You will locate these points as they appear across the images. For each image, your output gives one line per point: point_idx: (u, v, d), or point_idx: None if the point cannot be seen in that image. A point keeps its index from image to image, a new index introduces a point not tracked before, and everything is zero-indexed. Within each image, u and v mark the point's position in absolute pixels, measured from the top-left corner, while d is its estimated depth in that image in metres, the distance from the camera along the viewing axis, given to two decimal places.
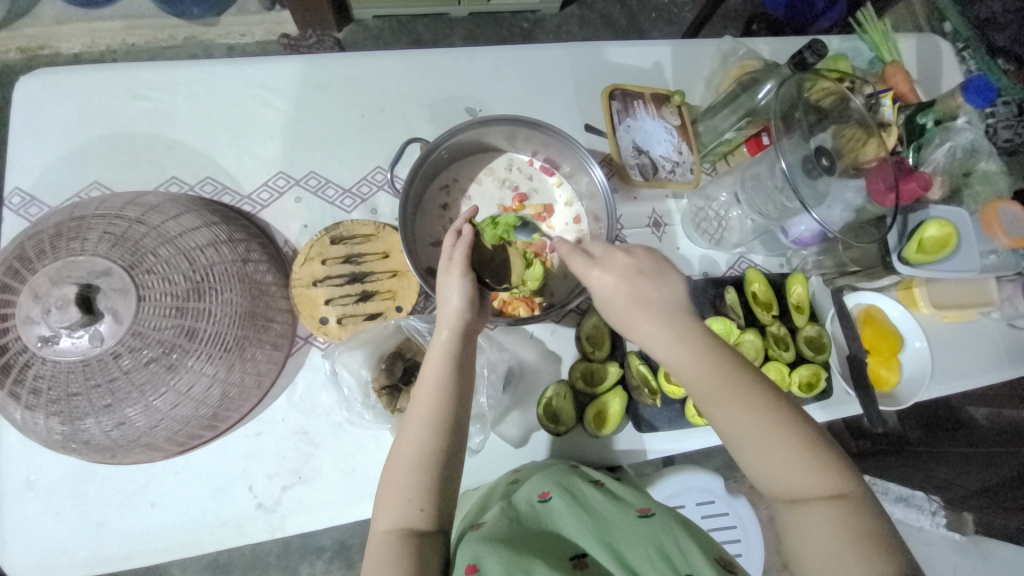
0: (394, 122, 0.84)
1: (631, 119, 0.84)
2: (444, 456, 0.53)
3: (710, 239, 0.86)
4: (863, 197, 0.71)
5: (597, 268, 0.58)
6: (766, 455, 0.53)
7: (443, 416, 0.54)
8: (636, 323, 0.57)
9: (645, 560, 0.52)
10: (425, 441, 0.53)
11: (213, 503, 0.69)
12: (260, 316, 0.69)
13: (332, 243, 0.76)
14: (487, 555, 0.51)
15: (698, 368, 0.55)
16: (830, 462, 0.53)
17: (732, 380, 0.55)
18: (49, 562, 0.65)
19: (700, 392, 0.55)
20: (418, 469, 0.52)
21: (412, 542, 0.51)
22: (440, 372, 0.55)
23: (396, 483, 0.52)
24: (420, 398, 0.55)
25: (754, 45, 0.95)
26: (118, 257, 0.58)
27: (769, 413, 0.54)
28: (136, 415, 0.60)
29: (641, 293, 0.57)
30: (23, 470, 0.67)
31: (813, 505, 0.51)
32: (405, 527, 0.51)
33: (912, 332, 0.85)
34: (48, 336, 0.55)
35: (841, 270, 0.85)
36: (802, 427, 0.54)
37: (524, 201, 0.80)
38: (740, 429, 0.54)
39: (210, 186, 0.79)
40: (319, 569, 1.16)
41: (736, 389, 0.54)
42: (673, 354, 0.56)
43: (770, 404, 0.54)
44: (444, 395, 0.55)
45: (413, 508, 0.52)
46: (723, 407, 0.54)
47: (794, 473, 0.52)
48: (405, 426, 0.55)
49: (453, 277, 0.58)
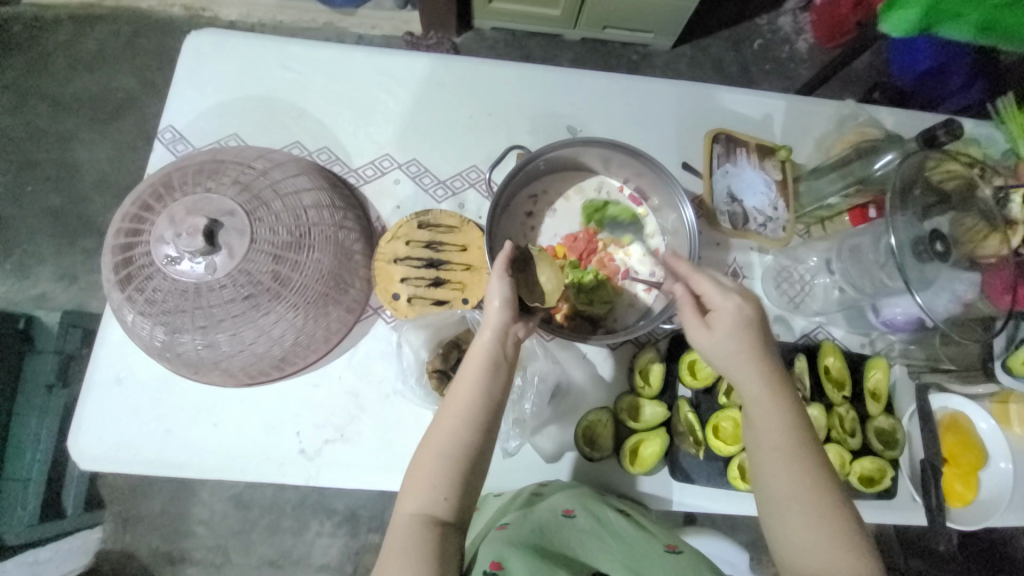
0: (498, 127, 0.89)
1: (730, 165, 0.84)
2: (474, 451, 0.56)
3: (789, 301, 0.82)
4: (975, 292, 0.66)
5: (737, 302, 0.59)
6: (803, 526, 0.53)
7: (479, 413, 0.56)
8: (737, 364, 0.57)
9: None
10: (457, 433, 0.56)
11: (262, 438, 0.74)
12: (342, 279, 0.74)
13: (419, 227, 0.81)
14: (511, 555, 0.52)
15: (774, 427, 0.55)
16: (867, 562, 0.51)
17: (796, 450, 0.55)
18: (121, 452, 0.73)
19: (767, 449, 0.55)
20: (447, 459, 0.55)
21: (434, 529, 0.52)
22: (481, 373, 0.57)
23: (425, 470, 0.55)
24: (458, 393, 0.57)
25: (876, 114, 0.91)
26: (242, 201, 0.66)
27: (820, 492, 0.54)
28: (224, 341, 0.66)
29: (754, 341, 0.58)
30: (118, 367, 0.76)
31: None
32: (428, 513, 0.53)
33: (999, 451, 0.77)
34: (173, 256, 0.63)
35: (932, 365, 0.79)
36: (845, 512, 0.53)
37: (607, 224, 0.81)
38: (790, 497, 0.53)
39: (325, 155, 0.87)
40: (326, 529, 1.21)
41: (798, 458, 0.54)
42: (753, 404, 0.57)
43: (823, 486, 0.54)
44: (479, 395, 0.57)
45: (437, 495, 0.54)
46: (780, 468, 0.54)
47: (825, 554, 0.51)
48: (439, 418, 0.57)
49: (495, 278, 0.61)
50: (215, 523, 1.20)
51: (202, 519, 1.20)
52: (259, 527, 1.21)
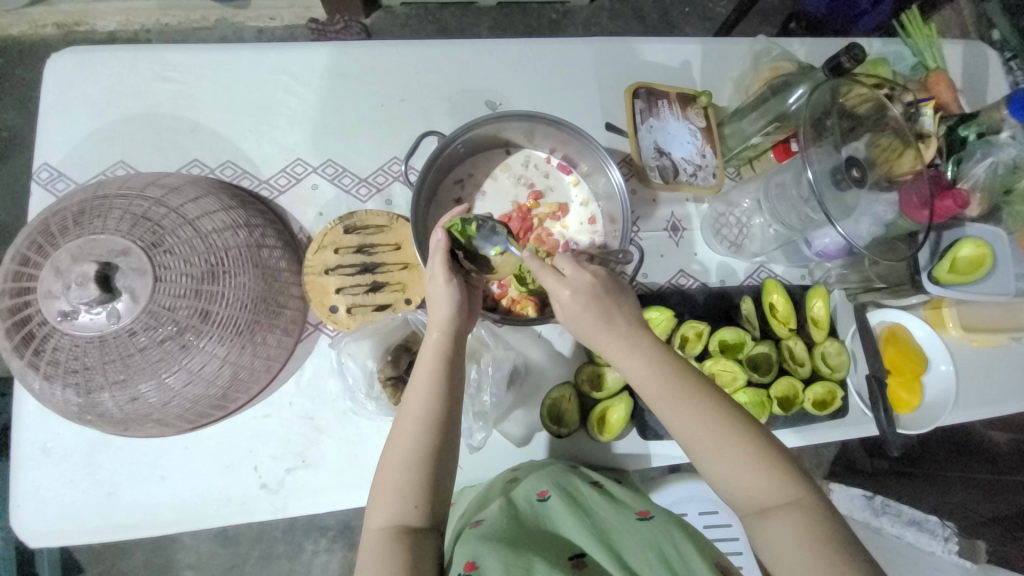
0: (413, 113, 0.84)
1: (654, 119, 0.82)
2: (438, 451, 0.54)
3: (729, 246, 0.84)
4: (895, 211, 0.68)
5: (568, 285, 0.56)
6: (726, 465, 0.53)
7: (435, 413, 0.55)
8: (596, 336, 0.57)
9: (644, 560, 0.52)
10: (415, 438, 0.54)
11: (219, 481, 0.70)
12: (272, 302, 0.70)
13: (345, 232, 0.76)
14: (487, 553, 0.50)
15: (654, 375, 0.55)
16: (787, 470, 0.52)
17: (691, 391, 0.55)
18: (63, 527, 0.68)
19: (654, 400, 0.55)
20: (410, 466, 0.53)
21: (407, 538, 0.50)
22: (431, 372, 0.56)
23: (391, 480, 0.52)
24: (411, 400, 0.55)
25: (789, 46, 0.92)
26: (138, 237, 0.60)
27: (723, 426, 0.53)
28: (149, 391, 0.61)
29: (605, 307, 0.57)
30: (41, 437, 0.70)
31: (778, 514, 0.51)
32: (400, 524, 0.51)
33: (938, 354, 0.82)
34: (68, 310, 0.57)
35: (865, 286, 0.83)
36: (761, 439, 0.53)
37: (539, 199, 0.78)
38: (701, 441, 0.53)
39: (230, 170, 0.80)
40: (322, 547, 1.18)
41: (691, 396, 0.55)
42: (632, 364, 0.56)
43: (729, 418, 0.54)
44: (433, 394, 0.55)
45: (402, 503, 0.52)
46: (678, 415, 0.54)
47: (751, 482, 0.52)
48: (398, 425, 0.55)
49: (438, 283, 0.58)
50: (203, 565, 1.15)
51: (189, 563, 1.15)
52: (252, 560, 1.17)
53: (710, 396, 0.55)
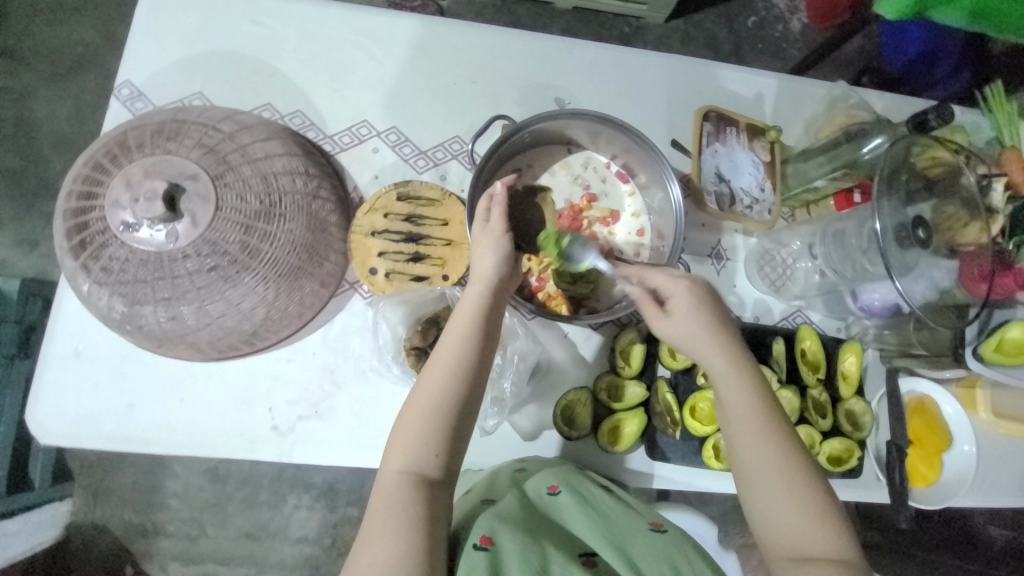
0: (483, 96, 0.85)
1: (720, 144, 0.82)
2: (463, 403, 0.55)
3: (770, 284, 0.83)
4: (951, 279, 0.67)
5: (684, 286, 0.59)
6: (784, 500, 0.53)
7: (467, 365, 0.55)
8: (701, 341, 0.58)
9: (657, 572, 0.52)
10: (448, 386, 0.54)
11: (233, 415, 0.72)
12: (316, 252, 0.71)
13: (398, 199, 0.77)
14: (502, 530, 0.52)
15: (745, 394, 0.56)
16: (837, 528, 0.52)
17: (774, 426, 0.55)
18: (82, 428, 0.70)
19: (735, 415, 0.56)
20: (436, 412, 0.53)
21: (424, 488, 0.51)
22: (467, 323, 0.57)
23: (414, 423, 0.53)
24: (444, 348, 0.56)
25: (866, 97, 0.91)
26: (206, 165, 0.62)
27: (793, 462, 0.54)
28: (188, 314, 0.63)
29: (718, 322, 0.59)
30: (75, 339, 0.72)
31: (817, 566, 0.50)
32: (417, 472, 0.51)
33: (964, 433, 0.79)
34: (130, 222, 0.59)
35: (902, 351, 0.80)
36: (823, 490, 0.54)
37: (593, 202, 0.78)
38: (767, 472, 0.54)
39: (298, 119, 0.82)
40: (304, 502, 1.20)
41: (774, 427, 0.55)
42: (720, 380, 0.57)
43: (800, 460, 0.55)
44: (467, 344, 0.56)
45: (423, 450, 0.52)
46: (755, 438, 0.55)
47: (800, 526, 0.52)
48: (427, 371, 0.56)
49: (491, 235, 0.61)
50: (189, 496, 1.18)
51: (176, 492, 1.18)
52: (236, 501, 1.19)
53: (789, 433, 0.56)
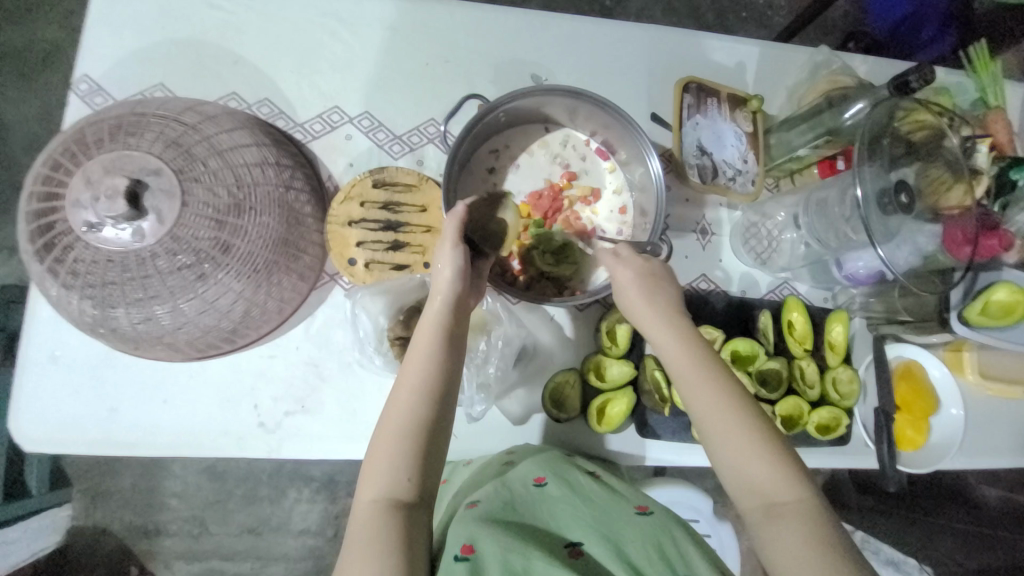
0: (456, 76, 0.82)
1: (701, 116, 0.81)
2: (433, 419, 0.54)
3: (756, 257, 0.82)
4: (935, 244, 0.67)
5: (625, 258, 0.64)
6: (741, 457, 0.54)
7: (433, 380, 0.55)
8: (645, 314, 0.62)
9: (645, 558, 0.52)
10: (415, 405, 0.54)
11: (218, 413, 0.71)
12: (292, 245, 0.70)
13: (373, 186, 0.75)
14: (484, 537, 0.51)
15: (689, 358, 0.58)
16: (796, 474, 0.54)
17: (723, 381, 0.57)
18: (65, 434, 0.69)
19: (683, 380, 0.58)
20: (406, 435, 0.53)
21: (398, 511, 0.50)
22: (431, 342, 0.57)
23: (384, 447, 0.53)
24: (409, 367, 0.56)
25: (849, 61, 0.89)
26: (169, 159, 0.60)
27: (744, 416, 0.56)
28: (163, 314, 0.62)
29: (654, 290, 0.62)
30: (51, 344, 0.70)
31: (784, 514, 0.51)
32: (391, 497, 0.51)
33: (950, 398, 0.80)
34: (93, 223, 0.57)
35: (888, 317, 0.81)
36: (777, 438, 0.55)
37: (573, 180, 0.77)
38: (720, 429, 0.55)
39: (267, 108, 0.79)
40: (304, 496, 1.21)
41: (720, 387, 0.57)
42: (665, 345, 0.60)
43: (751, 415, 0.56)
44: (433, 358, 0.56)
45: (395, 476, 0.52)
46: (707, 400, 0.56)
47: (763, 479, 0.53)
48: (395, 392, 0.55)
49: (443, 247, 0.60)
50: (188, 495, 1.18)
51: (175, 492, 1.18)
52: (235, 497, 1.19)
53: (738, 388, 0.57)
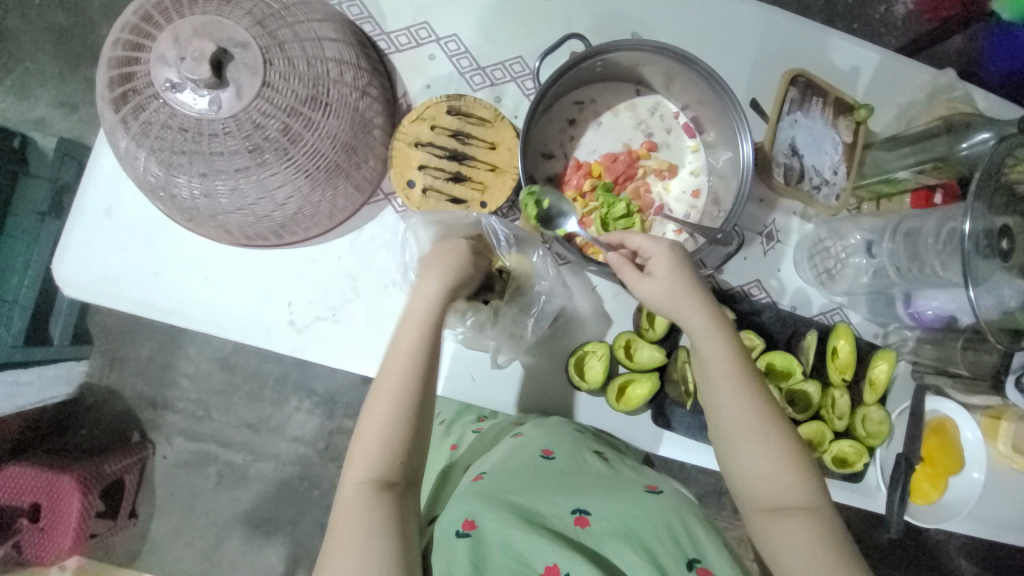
0: (554, 18, 0.78)
1: (802, 114, 0.76)
2: (419, 403, 0.54)
3: (817, 276, 0.78)
4: (1020, 302, 0.62)
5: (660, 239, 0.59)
6: (754, 456, 0.54)
7: (419, 367, 0.54)
8: (682, 299, 0.57)
9: (655, 537, 0.52)
10: (399, 395, 0.53)
11: (252, 302, 0.72)
12: (356, 152, 0.68)
13: (448, 112, 0.72)
14: (483, 512, 0.52)
15: (716, 353, 0.56)
16: (808, 475, 0.54)
17: (746, 378, 0.56)
18: (106, 289, 0.71)
19: (710, 375, 0.56)
20: (393, 424, 0.53)
21: (388, 490, 0.51)
22: (420, 332, 0.56)
23: (371, 439, 0.52)
24: (396, 358, 0.55)
25: (973, 93, 0.81)
26: (257, 35, 0.58)
27: (763, 417, 0.55)
28: (222, 191, 0.62)
29: (691, 273, 0.59)
30: (108, 198, 0.72)
31: (793, 516, 0.52)
32: (381, 479, 0.51)
33: (975, 461, 0.77)
34: (175, 82, 0.56)
35: (937, 368, 0.77)
36: (793, 438, 0.55)
37: (652, 151, 0.73)
38: (744, 432, 0.55)
39: (355, 8, 0.76)
40: (305, 406, 1.24)
41: (743, 386, 0.55)
42: (702, 340, 0.57)
43: (770, 414, 0.55)
44: (421, 348, 0.55)
45: (385, 459, 0.52)
46: (726, 397, 0.55)
47: (775, 479, 0.53)
48: (377, 388, 0.54)
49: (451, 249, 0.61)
50: (198, 379, 1.23)
51: (187, 373, 1.23)
52: (241, 392, 1.24)
53: (760, 388, 0.56)
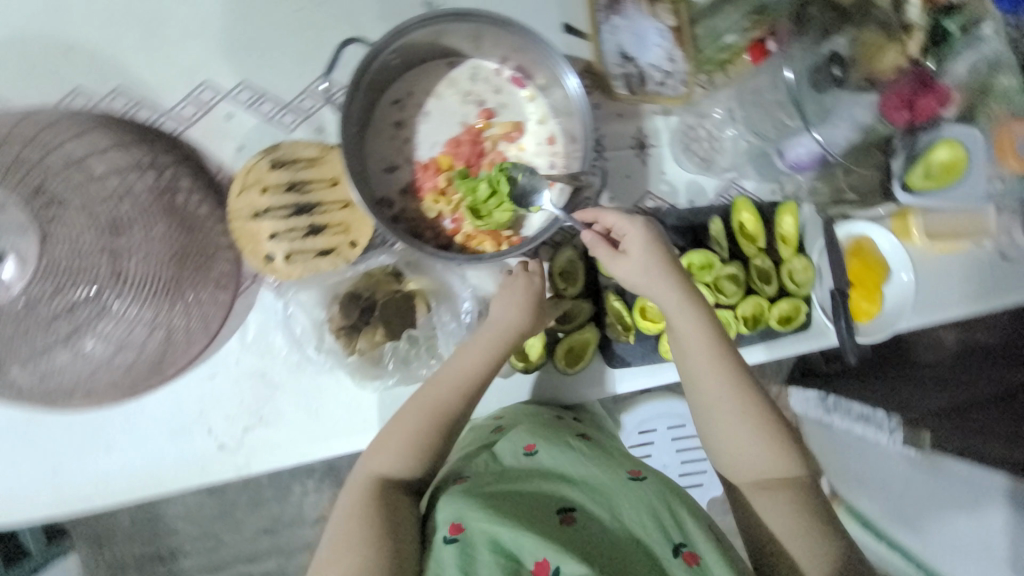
0: (337, 19, 0.70)
1: (619, 17, 0.74)
2: (445, 429, 0.59)
3: (699, 163, 0.78)
4: (873, 114, 0.64)
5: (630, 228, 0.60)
6: (736, 431, 0.58)
7: (461, 397, 0.60)
8: (653, 285, 0.60)
9: (639, 522, 0.53)
10: (437, 414, 0.59)
11: (172, 446, 0.67)
12: (194, 253, 0.64)
13: (272, 168, 0.66)
14: (470, 513, 0.53)
15: (698, 335, 0.59)
16: (789, 451, 0.58)
17: (726, 356, 0.59)
18: (7, 507, 0.64)
19: (690, 353, 0.60)
20: (419, 439, 0.58)
21: (393, 490, 0.56)
22: (476, 363, 0.60)
23: (395, 440, 0.58)
24: (441, 383, 0.60)
25: None
26: (20, 194, 0.57)
27: (746, 395, 0.59)
28: (70, 358, 0.60)
29: (662, 262, 0.60)
30: None
31: (773, 489, 0.57)
32: (392, 476, 0.57)
33: (901, 263, 0.81)
34: None
35: (836, 199, 0.79)
36: (774, 415, 0.59)
37: (491, 118, 0.69)
38: (732, 411, 0.58)
39: (121, 99, 0.67)
40: (310, 487, 1.19)
41: (727, 365, 0.59)
42: (674, 314, 0.59)
43: (755, 394, 0.59)
44: (471, 381, 0.60)
45: (402, 457, 0.58)
46: (709, 374, 0.59)
47: (757, 452, 0.58)
48: (418, 397, 0.60)
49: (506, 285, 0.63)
50: (193, 516, 1.17)
51: (179, 515, 1.16)
52: (241, 506, 1.18)
53: (742, 367, 0.60)
